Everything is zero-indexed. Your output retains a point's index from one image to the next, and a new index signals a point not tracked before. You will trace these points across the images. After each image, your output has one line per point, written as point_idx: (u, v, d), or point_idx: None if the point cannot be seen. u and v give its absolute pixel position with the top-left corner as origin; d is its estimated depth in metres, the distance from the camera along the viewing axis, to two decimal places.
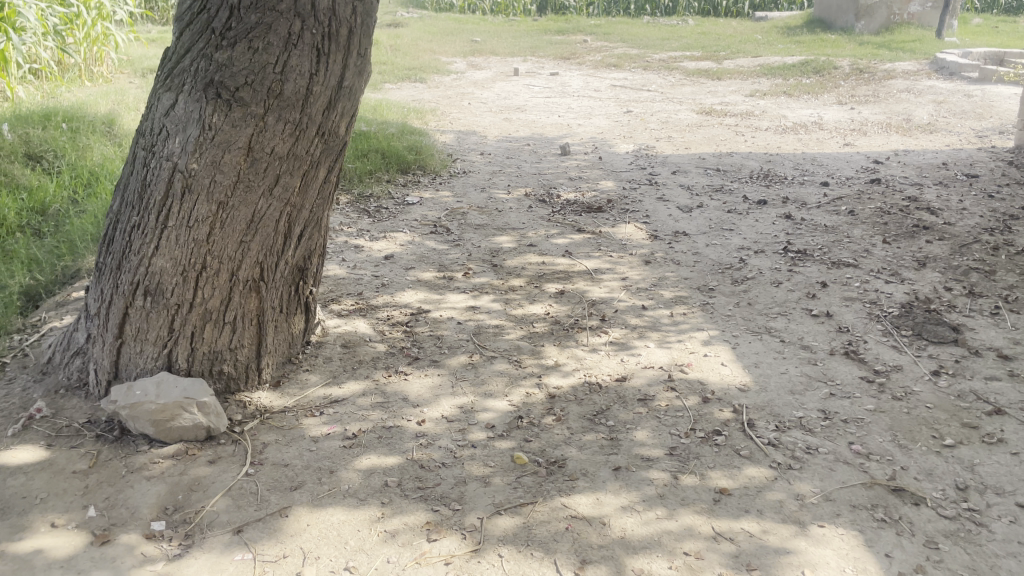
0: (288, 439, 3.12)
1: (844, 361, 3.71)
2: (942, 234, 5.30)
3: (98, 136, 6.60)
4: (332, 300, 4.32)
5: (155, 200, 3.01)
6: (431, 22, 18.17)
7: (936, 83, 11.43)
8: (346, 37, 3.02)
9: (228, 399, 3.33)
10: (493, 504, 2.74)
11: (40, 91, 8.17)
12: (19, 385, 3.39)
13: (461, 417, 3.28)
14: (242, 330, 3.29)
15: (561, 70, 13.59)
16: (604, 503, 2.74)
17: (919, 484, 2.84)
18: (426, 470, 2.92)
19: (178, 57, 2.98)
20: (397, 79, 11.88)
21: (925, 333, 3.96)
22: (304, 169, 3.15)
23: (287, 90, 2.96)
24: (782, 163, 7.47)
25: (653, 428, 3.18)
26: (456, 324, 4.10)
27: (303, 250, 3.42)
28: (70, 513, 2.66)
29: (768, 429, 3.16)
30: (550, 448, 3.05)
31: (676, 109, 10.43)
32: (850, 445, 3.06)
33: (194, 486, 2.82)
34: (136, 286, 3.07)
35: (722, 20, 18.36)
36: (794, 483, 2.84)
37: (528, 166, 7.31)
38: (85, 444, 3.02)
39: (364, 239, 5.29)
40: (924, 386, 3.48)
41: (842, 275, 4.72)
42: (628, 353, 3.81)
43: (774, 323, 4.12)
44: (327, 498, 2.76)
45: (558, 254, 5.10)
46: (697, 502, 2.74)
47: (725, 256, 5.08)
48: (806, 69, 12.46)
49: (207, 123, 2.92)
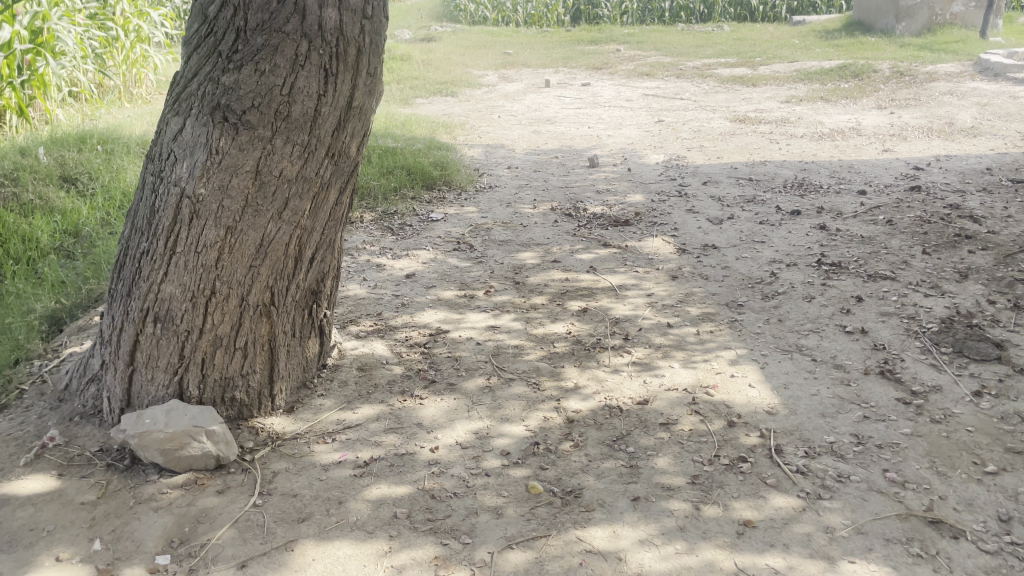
0: (299, 468, 3.05)
1: (879, 381, 3.53)
2: (986, 243, 5.08)
3: (132, 157, 6.66)
4: (351, 321, 4.26)
5: (164, 226, 2.97)
6: (465, 35, 18.23)
7: (980, 84, 11.09)
8: (354, 56, 2.96)
9: (240, 425, 3.28)
10: (504, 537, 2.63)
11: (80, 113, 8.32)
12: (34, 413, 3.38)
13: (475, 443, 3.18)
14: (253, 356, 3.24)
15: (592, 80, 13.50)
16: (621, 536, 2.61)
17: (959, 515, 2.66)
18: (437, 501, 2.83)
19: (186, 81, 2.93)
20: (429, 93, 11.89)
21: (966, 350, 3.76)
22: (314, 191, 3.09)
23: (294, 112, 2.91)
24: (818, 172, 7.26)
25: (675, 455, 3.05)
26: (475, 344, 4.02)
27: (315, 273, 3.35)
28: (76, 546, 2.62)
29: (796, 456, 3.00)
30: (567, 477, 2.94)
31: (709, 117, 10.26)
32: (884, 472, 2.89)
33: (201, 518, 2.76)
34: (146, 313, 3.03)
35: (759, 25, 18.08)
36: (824, 515, 2.68)
37: (555, 179, 7.21)
38: (95, 473, 2.98)
39: (387, 257, 5.24)
40: (965, 408, 3.29)
41: (879, 288, 4.53)
42: (651, 374, 3.68)
43: (805, 341, 3.95)
44: (335, 530, 2.69)
45: (583, 271, 4.99)
46: (719, 535, 2.60)
47: (756, 270, 4.92)
48: (845, 73, 12.19)
49: (214, 147, 2.88)
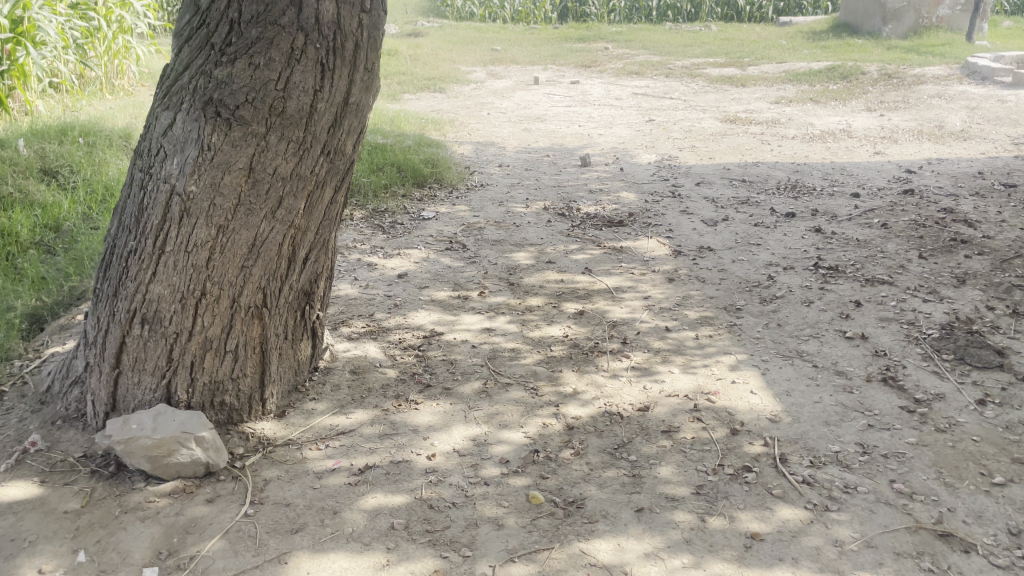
0: (291, 476, 2.96)
1: (882, 388, 3.48)
2: (982, 248, 5.05)
3: (114, 150, 6.52)
4: (343, 322, 4.16)
5: (153, 224, 2.86)
6: (452, 31, 18.12)
7: (968, 87, 11.13)
8: (352, 51, 2.86)
9: (230, 430, 3.18)
10: (506, 550, 2.56)
11: (60, 105, 8.15)
12: (15, 416, 3.25)
13: (473, 450, 3.10)
14: (244, 359, 3.14)
15: (581, 78, 13.44)
16: (626, 549, 2.54)
17: (968, 529, 2.61)
18: (435, 511, 2.75)
19: (177, 74, 2.83)
20: (416, 89, 11.78)
21: (968, 357, 3.72)
22: (308, 189, 2.99)
23: (289, 107, 2.81)
24: (810, 174, 7.23)
25: (678, 464, 2.98)
26: (470, 348, 3.93)
27: (308, 274, 3.25)
28: (59, 558, 2.52)
29: (802, 465, 2.94)
30: (568, 487, 2.86)
31: (699, 116, 10.23)
32: (891, 483, 2.84)
33: (191, 528, 2.66)
34: (133, 314, 2.92)
35: (745, 25, 18.09)
36: (832, 527, 2.62)
37: (548, 178, 7.14)
38: (79, 480, 2.87)
39: (378, 256, 5.15)
40: (970, 417, 3.25)
41: (878, 293, 4.49)
42: (651, 380, 3.61)
43: (806, 346, 3.90)
44: (329, 542, 2.60)
45: (578, 272, 4.92)
46: (727, 549, 2.53)
47: (752, 273, 4.87)
48: (834, 74, 12.20)
49: (205, 143, 2.77)
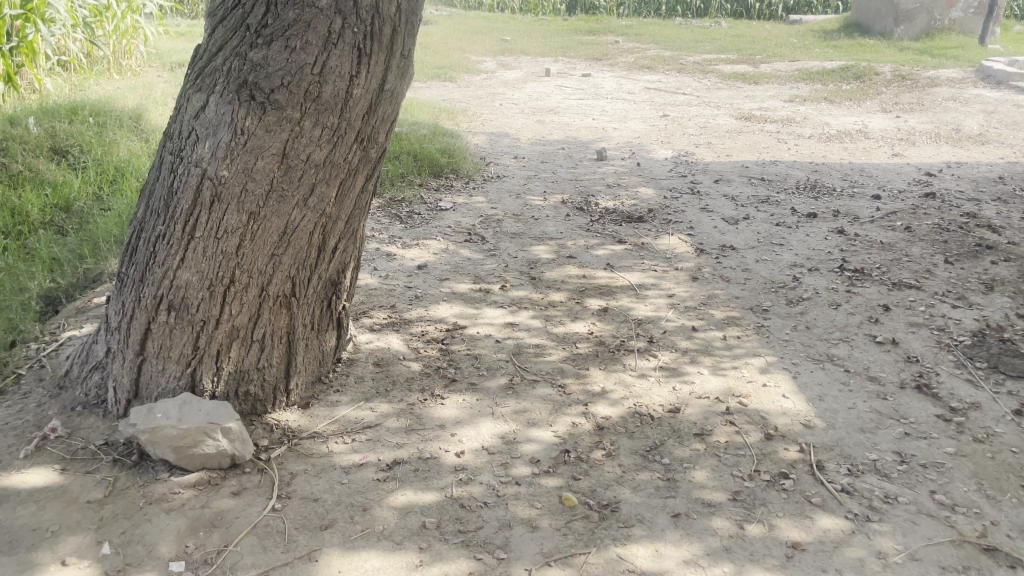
0: (317, 470, 2.89)
1: (916, 396, 3.42)
2: (1008, 254, 4.99)
3: (125, 131, 6.42)
4: (364, 313, 4.09)
5: (182, 209, 2.78)
6: (461, 20, 17.99)
7: (983, 91, 11.05)
8: (389, 36, 2.77)
9: (254, 421, 3.11)
10: (541, 553, 2.49)
11: (68, 83, 8.05)
12: (33, 400, 3.18)
13: (503, 449, 3.04)
14: (271, 349, 3.07)
15: (593, 71, 13.33)
16: (663, 556, 2.48)
17: (1014, 543, 2.55)
18: (467, 511, 2.69)
19: (210, 55, 2.75)
20: (426, 79, 11.67)
21: (1002, 366, 3.65)
22: (341, 178, 2.91)
23: (325, 92, 2.72)
24: (830, 174, 7.15)
25: (713, 468, 2.92)
26: (493, 342, 3.87)
27: (336, 264, 3.18)
28: (83, 550, 2.45)
29: (839, 473, 2.89)
30: (601, 489, 2.80)
31: (714, 113, 10.15)
32: (932, 494, 2.78)
33: (217, 522, 2.60)
34: (159, 300, 2.85)
35: (755, 23, 17.95)
36: (875, 538, 2.56)
37: (564, 171, 7.06)
38: (102, 469, 2.81)
39: (396, 246, 5.07)
40: (1007, 427, 3.19)
41: (905, 297, 4.43)
42: (680, 380, 3.55)
43: (836, 350, 3.83)
44: (360, 540, 2.54)
45: (599, 267, 4.86)
46: (767, 558, 2.48)
47: (777, 273, 4.80)
48: (847, 74, 12.11)
49: (239, 127, 2.68)
